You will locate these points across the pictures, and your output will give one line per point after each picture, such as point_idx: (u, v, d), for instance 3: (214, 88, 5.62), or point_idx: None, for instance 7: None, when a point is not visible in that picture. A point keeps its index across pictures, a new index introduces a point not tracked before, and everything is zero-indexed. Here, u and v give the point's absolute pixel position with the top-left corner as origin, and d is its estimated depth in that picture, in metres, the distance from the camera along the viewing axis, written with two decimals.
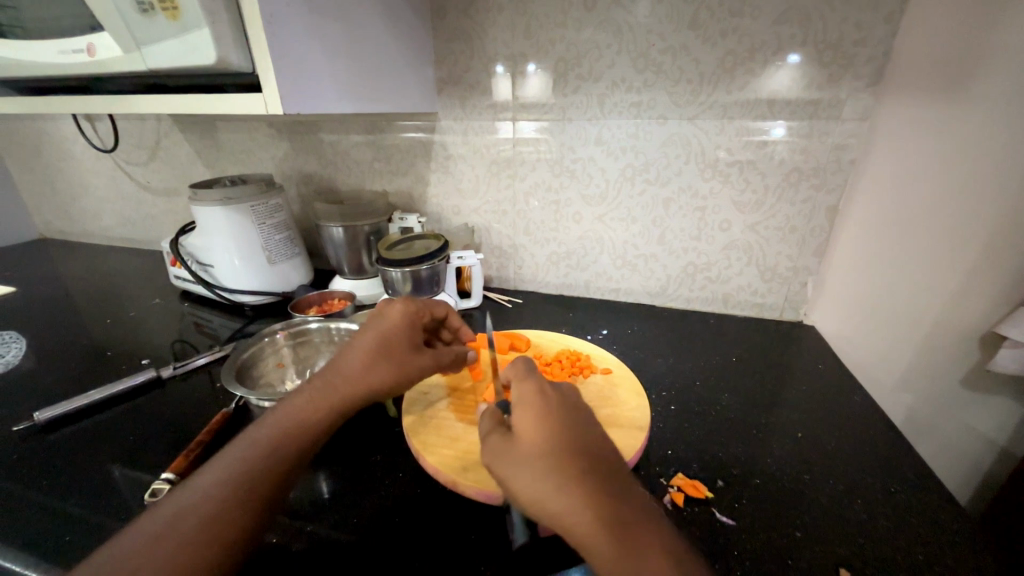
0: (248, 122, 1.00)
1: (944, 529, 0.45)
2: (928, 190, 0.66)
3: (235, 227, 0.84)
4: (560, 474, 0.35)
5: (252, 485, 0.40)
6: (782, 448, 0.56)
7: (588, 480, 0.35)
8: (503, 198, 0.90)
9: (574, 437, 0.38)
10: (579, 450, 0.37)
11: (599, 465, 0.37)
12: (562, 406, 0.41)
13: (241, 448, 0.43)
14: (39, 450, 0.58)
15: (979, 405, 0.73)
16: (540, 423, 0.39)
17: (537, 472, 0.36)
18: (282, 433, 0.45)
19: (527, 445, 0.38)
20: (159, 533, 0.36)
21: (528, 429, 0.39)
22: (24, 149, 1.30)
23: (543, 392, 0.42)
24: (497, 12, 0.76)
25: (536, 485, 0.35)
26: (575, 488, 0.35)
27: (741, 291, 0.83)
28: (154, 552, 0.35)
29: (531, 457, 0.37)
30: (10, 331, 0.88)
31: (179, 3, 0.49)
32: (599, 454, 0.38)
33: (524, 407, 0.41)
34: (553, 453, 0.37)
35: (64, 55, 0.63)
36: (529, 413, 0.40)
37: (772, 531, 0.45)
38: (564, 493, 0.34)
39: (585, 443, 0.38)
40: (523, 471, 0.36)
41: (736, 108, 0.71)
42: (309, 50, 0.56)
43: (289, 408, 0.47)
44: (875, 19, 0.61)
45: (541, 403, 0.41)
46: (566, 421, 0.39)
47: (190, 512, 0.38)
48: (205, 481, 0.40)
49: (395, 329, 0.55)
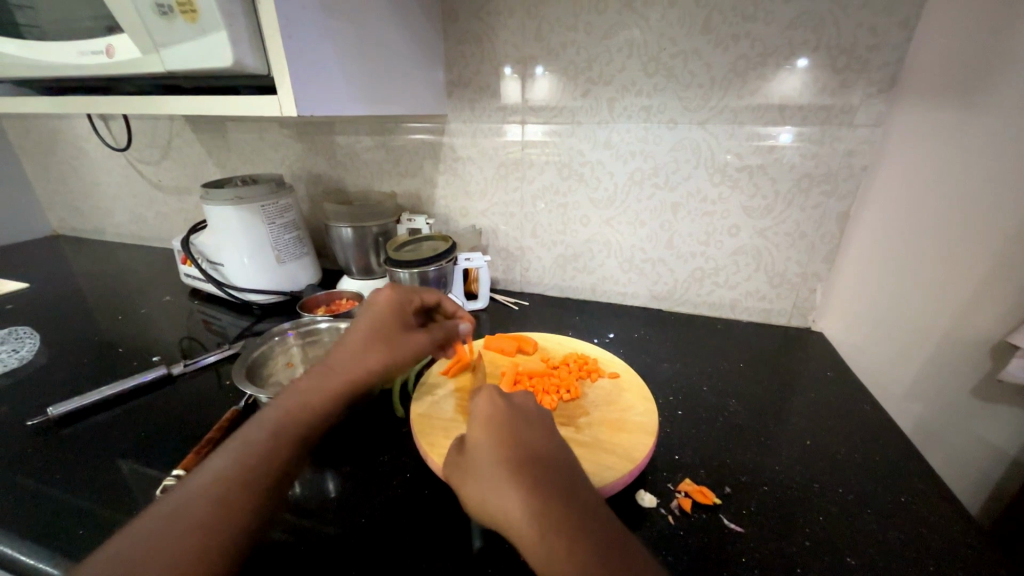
0: (260, 122, 1.01)
1: (956, 541, 0.45)
2: (938, 199, 0.66)
3: (246, 226, 0.85)
4: (511, 491, 0.36)
5: (267, 469, 0.42)
6: (789, 456, 0.56)
7: (535, 489, 0.36)
8: (512, 200, 0.90)
9: (523, 444, 0.40)
10: (529, 466, 0.38)
11: (541, 471, 0.38)
12: (516, 419, 0.43)
13: (249, 432, 0.44)
14: (53, 445, 0.59)
15: (989, 416, 0.72)
16: (488, 433, 0.41)
17: (484, 483, 0.38)
18: (288, 421, 0.46)
19: (477, 458, 0.40)
20: (171, 515, 0.37)
21: (481, 444, 0.41)
22: (39, 147, 1.32)
23: (494, 403, 0.44)
24: (507, 16, 0.76)
25: (495, 502, 0.37)
26: (520, 496, 0.36)
27: (749, 297, 0.83)
28: (165, 533, 0.36)
29: (487, 477, 0.38)
30: (24, 326, 0.90)
31: (198, 6, 0.50)
32: (550, 471, 0.38)
33: (476, 420, 0.43)
34: (505, 459, 0.39)
35: (82, 56, 0.64)
36: (481, 427, 0.42)
37: (781, 540, 0.45)
38: (502, 498, 0.37)
39: (536, 455, 0.39)
40: (473, 482, 0.39)
41: (746, 113, 0.70)
42: (322, 52, 0.57)
43: (294, 392, 0.48)
44: (888, 25, 0.61)
45: (491, 420, 0.42)
46: (524, 430, 0.42)
47: (202, 495, 0.38)
48: (214, 465, 0.41)
49: (387, 313, 0.58)
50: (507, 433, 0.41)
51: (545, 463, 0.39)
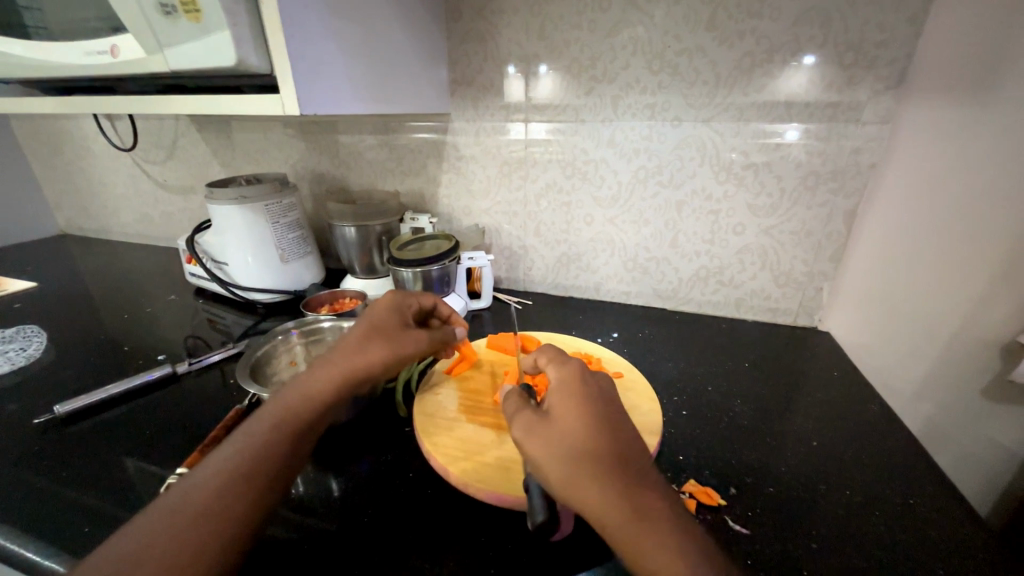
0: (264, 122, 1.01)
1: (967, 544, 0.44)
2: (949, 197, 0.65)
3: (250, 226, 0.85)
4: (602, 479, 0.38)
5: (261, 463, 0.41)
6: (795, 456, 0.55)
7: (624, 479, 0.38)
8: (515, 199, 0.90)
9: (606, 417, 0.42)
10: (615, 454, 0.40)
11: (628, 454, 0.40)
12: (603, 403, 0.44)
13: (246, 430, 0.44)
14: (59, 442, 0.59)
15: (999, 417, 0.71)
16: (581, 414, 0.42)
17: (559, 446, 0.40)
18: (284, 417, 0.45)
19: (567, 434, 0.41)
20: (169, 513, 0.37)
21: (567, 410, 0.43)
22: (46, 147, 1.33)
23: (582, 380, 0.46)
24: (511, 13, 0.76)
25: (586, 484, 0.38)
26: (612, 485, 0.38)
27: (754, 296, 0.82)
28: (162, 531, 0.36)
29: (575, 459, 0.39)
30: (32, 325, 0.90)
31: (201, 6, 0.50)
32: (632, 458, 0.40)
33: (567, 399, 0.44)
34: (588, 430, 0.41)
35: (88, 56, 0.64)
36: (567, 397, 0.44)
37: (787, 542, 0.44)
38: (576, 464, 0.39)
39: (620, 440, 0.41)
40: (547, 441, 0.41)
41: (752, 110, 0.70)
42: (325, 51, 0.57)
43: (291, 388, 0.48)
44: (897, 21, 0.60)
45: (581, 402, 0.43)
46: (606, 407, 0.43)
47: (198, 491, 0.39)
48: (213, 462, 0.41)
49: (383, 311, 0.57)
50: (593, 406, 0.43)
51: (630, 447, 0.41)
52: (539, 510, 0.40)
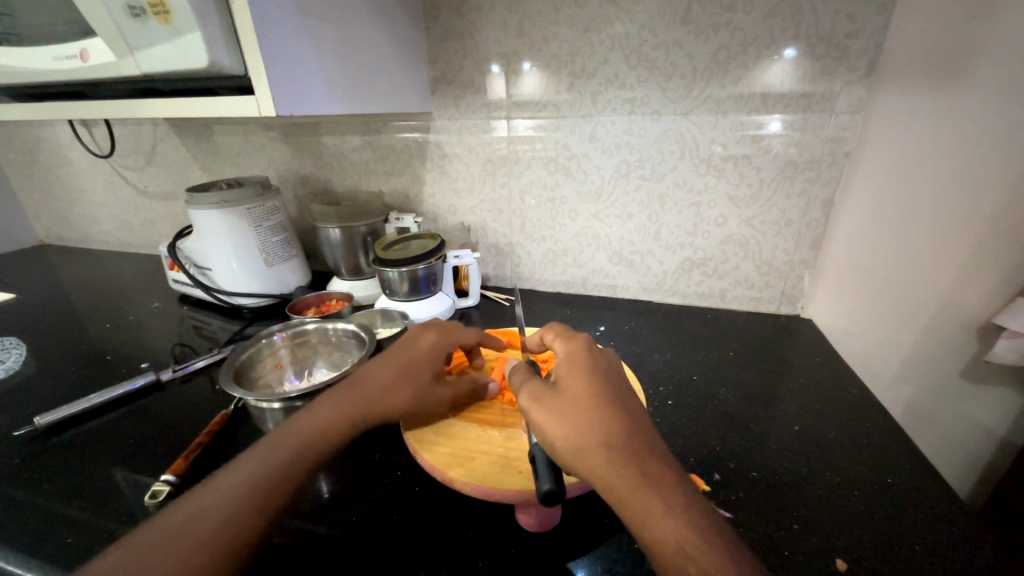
0: (244, 125, 1.00)
1: (943, 519, 0.46)
2: (923, 182, 0.66)
3: (232, 230, 0.84)
4: (608, 447, 0.39)
5: (270, 497, 0.42)
6: (778, 441, 0.56)
7: (631, 450, 0.39)
8: (499, 197, 0.90)
9: (613, 390, 0.44)
10: (624, 425, 0.41)
11: (636, 427, 0.41)
12: (612, 377, 0.45)
13: (260, 455, 0.45)
14: (41, 454, 0.58)
15: (976, 396, 0.73)
16: (589, 386, 0.44)
17: (565, 413, 0.41)
18: (300, 448, 0.46)
19: (573, 405, 0.42)
20: (175, 531, 0.39)
21: (573, 380, 0.44)
22: (22, 156, 1.31)
23: (589, 353, 0.47)
24: (489, 11, 0.76)
25: (593, 452, 0.39)
26: (619, 454, 0.39)
27: (737, 286, 0.83)
28: (169, 549, 0.37)
29: (583, 430, 0.40)
30: (11, 337, 0.89)
31: (171, 7, 0.49)
32: (641, 431, 0.41)
33: (573, 370, 0.45)
34: (593, 398, 0.42)
35: (58, 62, 0.63)
36: (574, 368, 0.46)
37: (769, 524, 0.45)
38: (581, 431, 0.40)
39: (629, 414, 0.42)
40: (553, 409, 0.42)
41: (730, 102, 0.70)
42: (300, 50, 0.56)
43: (311, 418, 0.49)
44: (867, 11, 0.61)
45: (590, 373, 0.45)
46: (612, 381, 0.45)
47: (204, 516, 0.40)
48: (223, 483, 0.42)
49: (421, 355, 0.56)
50: (597, 378, 0.45)
51: (638, 420, 0.42)
52: (545, 479, 0.39)
